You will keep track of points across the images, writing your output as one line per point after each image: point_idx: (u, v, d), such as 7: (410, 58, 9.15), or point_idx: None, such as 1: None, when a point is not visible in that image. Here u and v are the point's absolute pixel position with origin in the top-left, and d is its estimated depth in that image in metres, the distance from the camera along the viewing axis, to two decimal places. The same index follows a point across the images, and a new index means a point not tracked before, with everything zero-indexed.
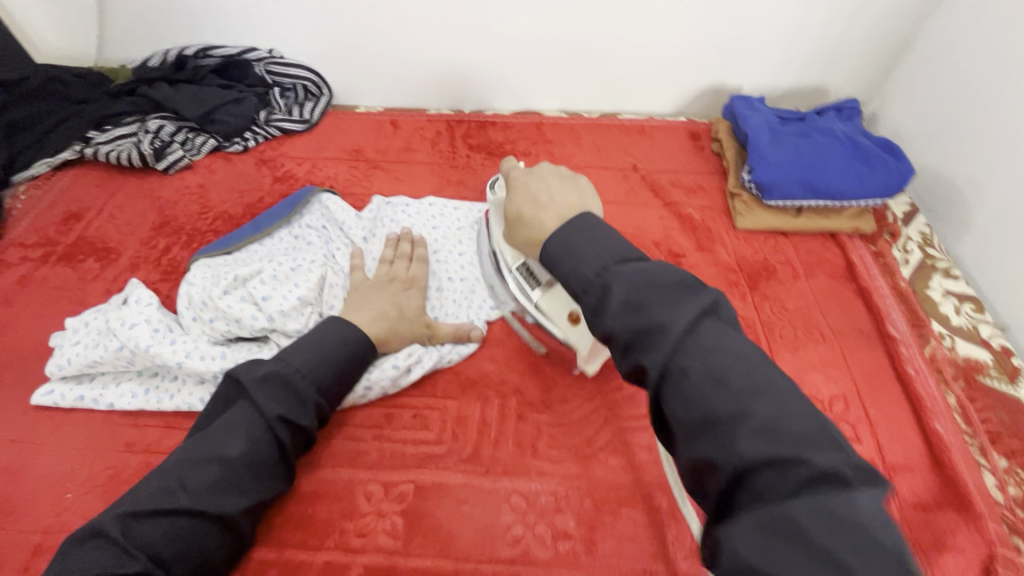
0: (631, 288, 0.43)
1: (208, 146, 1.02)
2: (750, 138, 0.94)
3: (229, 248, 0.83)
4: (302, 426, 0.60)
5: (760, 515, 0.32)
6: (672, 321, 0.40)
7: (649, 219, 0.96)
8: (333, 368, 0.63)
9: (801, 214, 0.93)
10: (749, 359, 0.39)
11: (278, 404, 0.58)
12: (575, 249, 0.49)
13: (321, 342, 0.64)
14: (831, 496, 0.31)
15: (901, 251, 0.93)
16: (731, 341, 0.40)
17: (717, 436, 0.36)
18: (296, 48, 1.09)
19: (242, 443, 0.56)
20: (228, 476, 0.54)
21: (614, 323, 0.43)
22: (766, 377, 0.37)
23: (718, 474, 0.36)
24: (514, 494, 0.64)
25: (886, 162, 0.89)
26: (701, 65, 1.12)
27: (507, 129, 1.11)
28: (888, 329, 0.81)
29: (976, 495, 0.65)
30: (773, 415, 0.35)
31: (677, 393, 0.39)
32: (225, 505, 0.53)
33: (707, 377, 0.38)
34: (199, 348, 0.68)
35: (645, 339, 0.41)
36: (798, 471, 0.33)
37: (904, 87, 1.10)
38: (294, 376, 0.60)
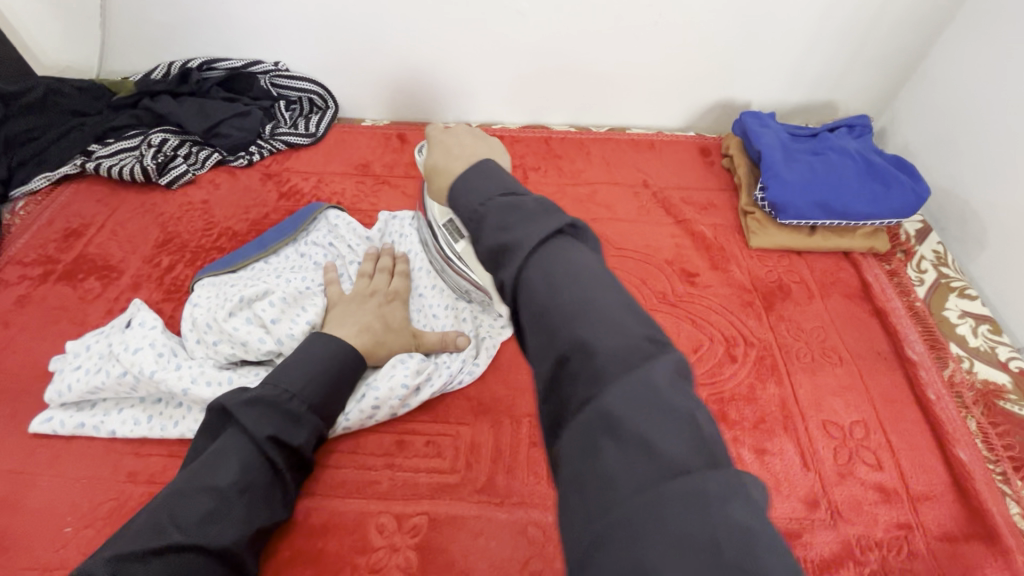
0: (532, 225, 0.39)
1: (213, 160, 1.00)
2: (763, 155, 0.93)
3: (234, 267, 0.81)
4: (294, 447, 0.58)
5: (585, 413, 0.32)
6: (531, 238, 0.38)
7: (662, 236, 0.94)
8: (326, 386, 0.62)
9: (815, 233, 0.92)
10: (595, 274, 0.38)
11: (270, 426, 0.57)
12: (470, 182, 0.45)
13: (312, 359, 0.62)
14: (638, 380, 0.32)
15: (915, 271, 0.92)
16: (584, 258, 0.39)
17: (552, 335, 0.36)
18: (302, 60, 1.07)
19: (234, 469, 0.54)
20: (220, 506, 0.52)
21: (490, 248, 0.40)
22: (599, 287, 0.37)
23: (563, 377, 0.35)
24: (531, 526, 0.62)
25: (902, 182, 0.88)
26: (710, 80, 1.11)
27: (516, 144, 1.10)
28: (906, 351, 0.79)
29: (1002, 526, 0.63)
30: (611, 309, 0.36)
31: (529, 302, 0.37)
32: (218, 537, 0.51)
33: (552, 288, 0.37)
34: (205, 373, 0.66)
35: (504, 256, 0.39)
36: (627, 362, 0.33)
37: (914, 104, 1.09)
38: (284, 398, 0.58)
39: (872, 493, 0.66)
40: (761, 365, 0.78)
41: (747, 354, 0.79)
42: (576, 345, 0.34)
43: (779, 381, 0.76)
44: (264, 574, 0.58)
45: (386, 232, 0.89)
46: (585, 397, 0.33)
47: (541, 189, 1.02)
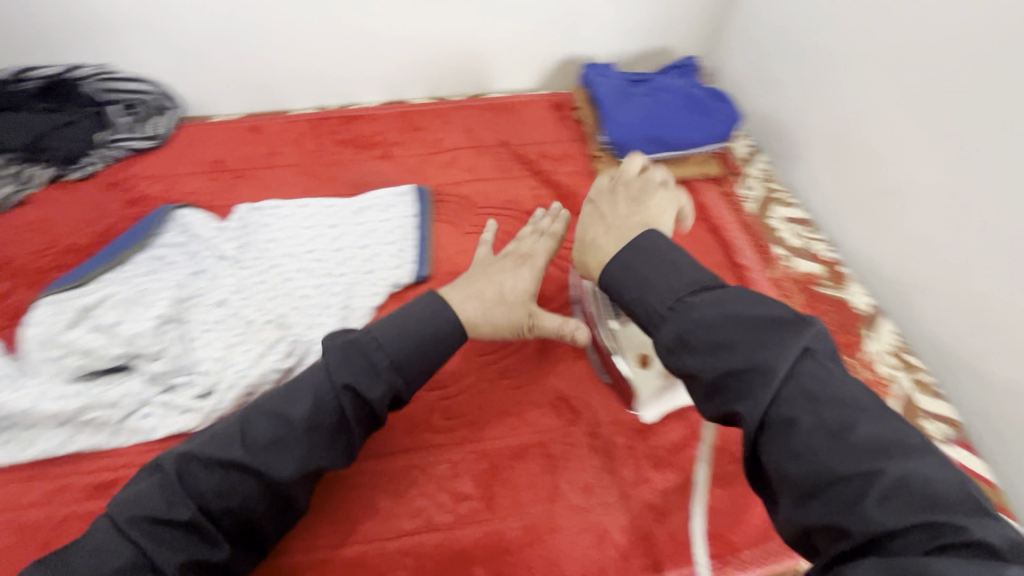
0: (733, 304, 0.47)
1: (44, 176, 0.94)
2: (600, 102, 1.01)
3: (77, 281, 0.76)
4: (369, 400, 0.58)
5: (891, 563, 0.34)
6: (772, 361, 0.43)
7: (522, 190, 1.00)
8: (410, 343, 0.61)
9: (655, 165, 1.01)
10: (853, 393, 0.42)
11: (348, 372, 0.58)
12: (640, 275, 0.54)
13: (414, 309, 0.63)
14: (961, 546, 0.34)
15: (745, 189, 1.04)
16: (829, 375, 0.43)
17: (837, 496, 0.38)
18: (132, 60, 1.02)
19: (308, 402, 0.56)
20: (273, 440, 0.55)
21: (698, 361, 0.46)
22: (893, 425, 0.40)
23: (848, 540, 0.37)
24: (412, 469, 0.66)
25: (717, 109, 0.98)
26: (553, 39, 1.17)
27: (376, 121, 1.11)
28: (738, 258, 0.91)
29: None
30: (922, 471, 0.37)
31: (792, 449, 0.41)
32: (200, 483, 0.53)
33: (712, 347, 0.46)
34: (51, 390, 0.65)
35: (738, 389, 0.44)
36: (907, 509, 0.36)
37: (733, 42, 1.21)
38: (370, 345, 0.59)
39: None
40: None
41: None
42: (877, 507, 0.36)
43: None
44: None
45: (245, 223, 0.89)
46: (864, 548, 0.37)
47: (404, 163, 1.04)
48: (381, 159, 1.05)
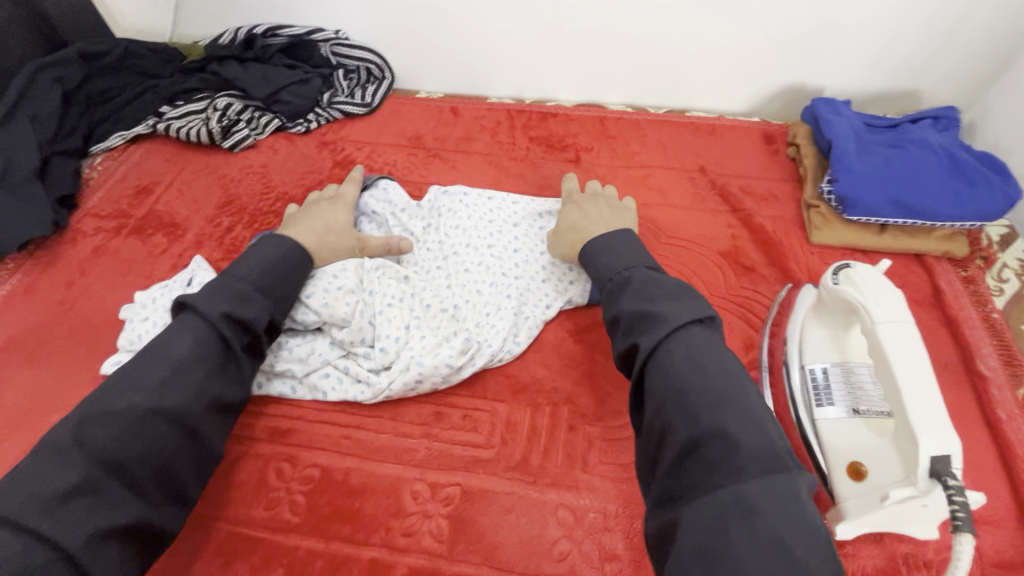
0: (642, 277, 0.63)
1: (273, 126, 1.03)
2: (834, 145, 0.88)
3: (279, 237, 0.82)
4: (249, 324, 0.62)
5: (709, 494, 0.46)
6: (678, 317, 0.55)
7: (716, 226, 0.91)
8: (276, 274, 0.66)
9: (885, 232, 0.86)
10: (724, 357, 0.54)
11: (218, 305, 0.61)
12: (700, 367, 0.52)
13: (271, 257, 0.67)
14: (779, 484, 0.44)
15: (995, 279, 0.85)
16: (709, 338, 0.55)
17: (687, 409, 0.50)
18: (362, 29, 1.08)
19: (187, 342, 0.59)
20: (176, 371, 0.57)
21: (624, 309, 0.60)
22: (738, 380, 0.52)
23: (676, 441, 0.50)
24: (562, 507, 0.63)
25: (988, 181, 0.81)
26: (782, 64, 1.05)
27: (570, 122, 1.07)
28: (977, 365, 0.74)
29: None
30: (731, 401, 0.50)
31: (663, 371, 0.53)
32: (176, 399, 0.56)
33: (688, 368, 0.53)
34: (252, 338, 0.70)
35: (646, 324, 0.57)
36: (765, 463, 0.45)
37: (1010, 98, 1.00)
38: (232, 280, 0.63)
39: None
40: None
41: None
42: (711, 434, 0.48)
43: None
44: (306, 528, 0.61)
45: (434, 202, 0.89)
46: (704, 467, 0.47)
47: (593, 171, 1.00)
48: (570, 163, 1.01)
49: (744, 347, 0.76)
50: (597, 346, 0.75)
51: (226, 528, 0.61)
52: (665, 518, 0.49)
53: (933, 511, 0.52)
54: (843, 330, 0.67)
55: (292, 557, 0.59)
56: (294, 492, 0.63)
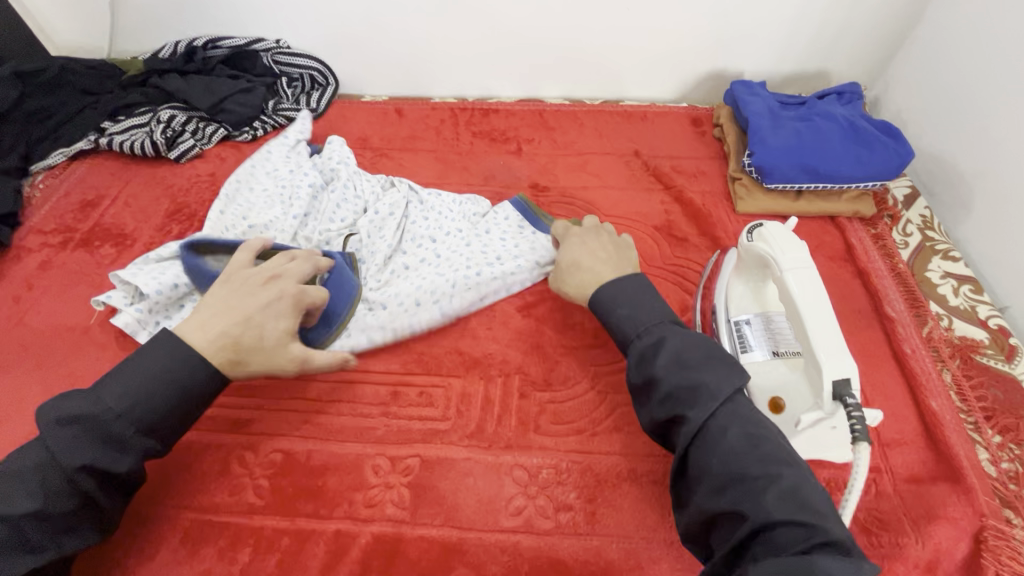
0: (679, 344, 0.58)
1: (218, 135, 1.04)
2: (750, 121, 0.95)
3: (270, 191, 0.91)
4: (120, 473, 0.54)
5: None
6: (718, 389, 0.54)
7: (651, 203, 0.97)
8: (162, 405, 0.56)
9: (800, 198, 0.94)
10: (774, 435, 0.53)
11: (80, 454, 0.52)
12: (751, 437, 0.51)
13: (156, 372, 0.56)
14: (846, 564, 0.44)
15: (901, 234, 0.94)
16: (750, 412, 0.54)
17: (747, 491, 0.49)
18: (302, 37, 1.11)
19: (33, 498, 0.50)
20: (12, 535, 0.49)
21: (664, 372, 0.56)
22: (785, 451, 0.51)
23: (742, 525, 0.48)
24: (517, 467, 0.66)
25: (885, 145, 0.90)
26: (702, 53, 1.13)
27: (511, 117, 1.12)
28: (886, 309, 0.82)
29: (968, 470, 0.66)
30: (793, 483, 0.49)
31: (715, 449, 0.52)
32: (8, 568, 0.48)
33: (746, 445, 0.51)
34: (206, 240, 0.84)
35: (689, 396, 0.54)
36: (815, 532, 0.46)
37: (905, 73, 1.10)
38: (106, 418, 0.53)
39: None
40: None
41: None
42: (777, 519, 0.47)
43: None
44: (271, 508, 0.63)
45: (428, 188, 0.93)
46: (774, 550, 0.46)
47: (534, 160, 1.05)
48: (513, 154, 1.06)
49: (681, 309, 0.82)
50: (544, 319, 0.80)
51: (190, 515, 0.63)
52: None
53: (841, 433, 0.59)
54: (761, 285, 0.74)
55: (259, 537, 0.61)
56: (258, 477, 0.65)
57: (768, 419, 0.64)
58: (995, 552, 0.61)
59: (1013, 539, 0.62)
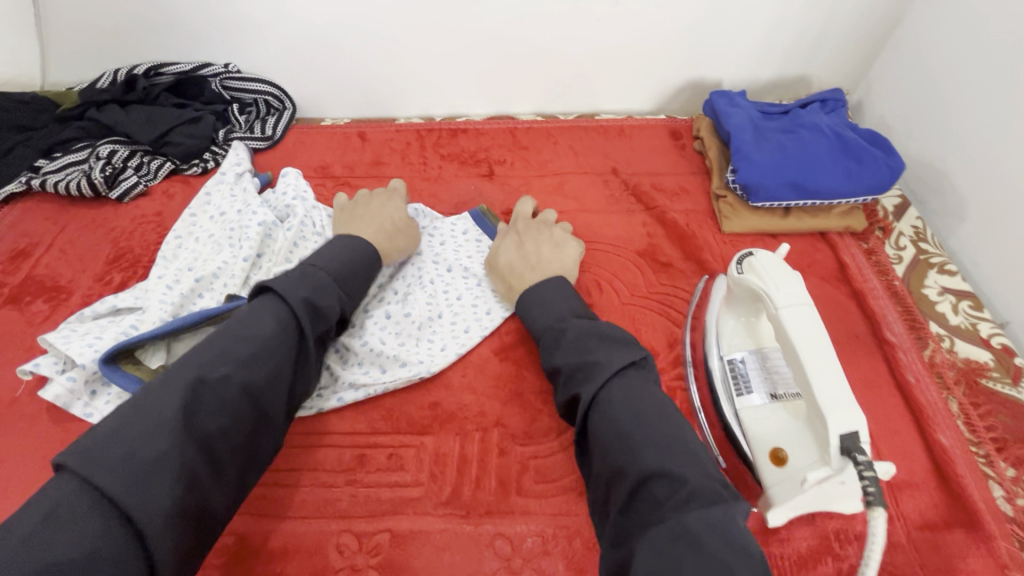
0: (579, 325, 0.62)
1: (165, 170, 0.97)
2: (732, 136, 0.90)
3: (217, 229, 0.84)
4: (325, 312, 0.62)
5: (659, 530, 0.43)
6: (612, 361, 0.56)
7: (632, 226, 0.91)
8: (346, 267, 0.67)
9: (789, 214, 0.89)
10: (662, 402, 0.54)
11: (302, 291, 0.60)
12: (637, 405, 0.52)
13: (333, 249, 0.68)
14: (716, 511, 0.43)
15: (894, 248, 0.89)
16: (647, 385, 0.55)
17: (623, 456, 0.49)
18: (254, 60, 1.04)
19: (270, 320, 0.57)
20: (257, 347, 0.54)
21: (559, 358, 0.60)
22: (675, 420, 0.52)
23: (626, 485, 0.48)
24: (498, 537, 0.60)
25: (873, 157, 0.85)
26: (678, 62, 1.08)
27: (481, 137, 1.06)
28: (885, 333, 0.77)
29: (984, 513, 0.61)
30: (670, 443, 0.49)
31: (606, 416, 0.53)
32: (260, 371, 0.53)
33: (628, 408, 0.52)
34: (145, 290, 0.77)
35: (581, 373, 0.57)
36: (693, 484, 0.45)
37: (887, 77, 1.06)
38: (313, 269, 0.64)
39: None
40: None
41: None
42: (654, 479, 0.47)
43: None
44: None
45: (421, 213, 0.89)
46: (654, 507, 0.45)
47: (507, 183, 0.99)
48: (484, 178, 1.00)
49: (671, 343, 0.76)
50: (522, 362, 0.74)
51: None
52: (612, 567, 0.46)
53: (852, 488, 0.53)
54: (753, 318, 0.69)
55: None
56: (207, 567, 0.58)
57: (770, 472, 0.59)
58: None
59: None
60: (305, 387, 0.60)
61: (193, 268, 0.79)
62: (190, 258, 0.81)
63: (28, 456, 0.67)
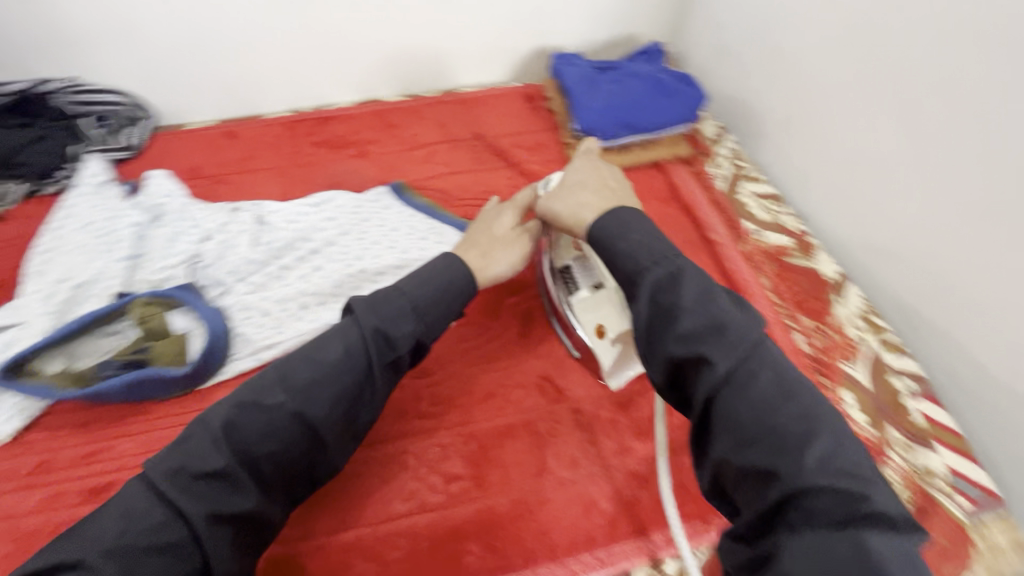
0: (699, 282, 0.52)
1: (20, 192, 0.93)
2: (570, 90, 1.03)
3: (87, 235, 0.84)
4: (396, 344, 0.58)
5: (819, 536, 0.40)
6: (748, 333, 0.49)
7: (498, 180, 1.02)
8: (434, 290, 0.62)
9: (627, 150, 1.04)
10: (804, 381, 0.48)
11: (376, 317, 0.58)
12: (778, 384, 0.47)
13: (433, 271, 0.64)
14: (864, 505, 0.41)
15: (715, 168, 1.06)
16: (778, 360, 0.49)
17: (769, 446, 0.44)
18: (101, 71, 1.02)
19: (337, 348, 0.56)
20: (322, 378, 0.54)
21: (690, 320, 0.50)
22: (815, 405, 0.46)
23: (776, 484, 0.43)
24: (404, 454, 0.68)
25: (683, 93, 1.01)
26: (522, 32, 1.19)
27: (350, 121, 1.12)
28: (709, 235, 0.93)
29: (786, 353, 0.78)
30: (829, 438, 0.44)
31: (744, 397, 0.46)
32: (315, 403, 0.54)
33: (775, 391, 0.47)
34: (18, 305, 0.77)
35: (716, 334, 0.49)
36: (845, 471, 0.43)
37: (698, 27, 1.24)
38: (394, 294, 0.60)
39: None
40: None
41: None
42: (816, 472, 0.42)
43: None
44: None
45: (311, 197, 0.95)
46: (810, 506, 0.41)
47: (381, 159, 1.05)
48: (358, 157, 1.06)
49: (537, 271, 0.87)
50: None
51: None
52: (748, 561, 0.43)
53: None
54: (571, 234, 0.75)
55: None
56: None
57: (595, 343, 0.70)
58: None
59: (825, 399, 0.75)
60: (372, 414, 0.59)
61: (68, 277, 0.79)
62: (62, 269, 0.81)
63: None
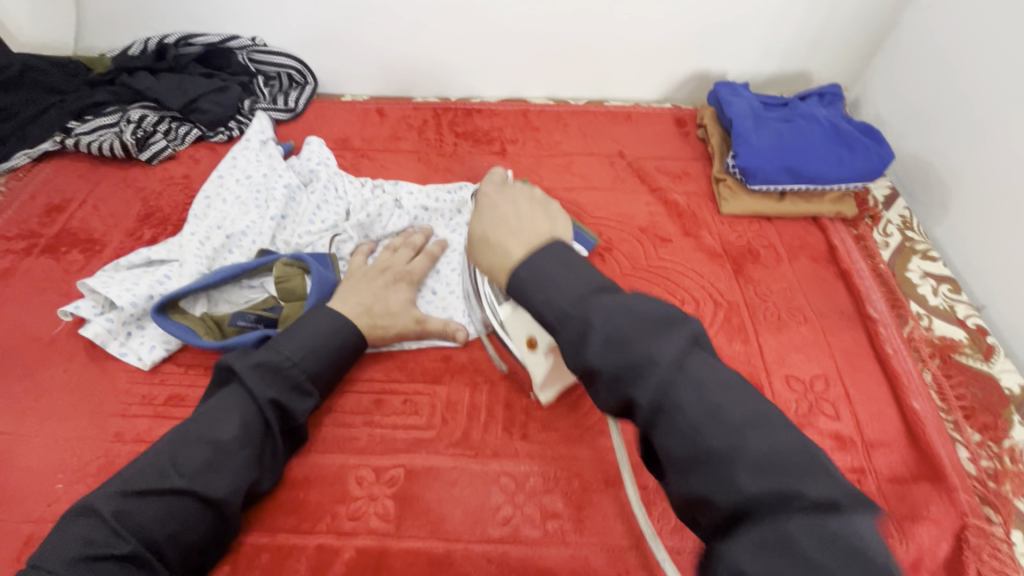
0: (610, 321, 0.44)
1: (192, 135, 1.01)
2: (733, 122, 0.95)
3: (247, 189, 0.89)
4: (294, 413, 0.62)
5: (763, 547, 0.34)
6: (658, 354, 0.42)
7: (636, 204, 0.97)
8: (324, 357, 0.65)
9: (784, 198, 0.94)
10: (741, 389, 0.42)
11: (271, 390, 0.61)
12: (704, 384, 0.41)
13: (309, 331, 0.66)
14: (839, 524, 0.33)
15: (881, 235, 0.95)
16: (717, 373, 0.42)
17: (716, 471, 0.38)
18: (279, 35, 1.08)
19: (233, 424, 0.58)
20: (218, 455, 0.56)
21: (597, 360, 0.43)
22: (759, 411, 0.40)
23: (715, 509, 0.38)
24: (503, 475, 0.65)
25: (865, 146, 0.91)
26: (687, 53, 1.12)
27: (494, 117, 1.11)
28: (868, 309, 0.83)
29: (948, 468, 0.67)
30: (771, 447, 0.38)
31: (675, 428, 0.40)
32: (214, 481, 0.55)
33: (704, 416, 0.40)
34: (178, 243, 0.82)
35: (633, 373, 0.42)
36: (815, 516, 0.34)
37: (886, 74, 1.10)
38: (285, 364, 0.63)
39: (829, 440, 0.70)
40: (729, 323, 0.81)
41: (715, 314, 0.82)
42: (737, 491, 0.37)
43: (745, 339, 0.79)
44: (252, 523, 0.61)
45: (448, 185, 0.94)
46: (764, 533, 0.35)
47: (519, 161, 1.03)
48: (496, 155, 1.04)
49: None
50: None
51: None
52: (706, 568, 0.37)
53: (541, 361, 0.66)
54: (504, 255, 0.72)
55: (241, 556, 0.59)
56: None
57: (526, 357, 0.67)
58: (977, 551, 0.62)
59: (993, 537, 0.63)
60: (275, 391, 0.61)
61: (222, 226, 0.84)
62: (220, 216, 0.86)
63: (67, 391, 0.71)
